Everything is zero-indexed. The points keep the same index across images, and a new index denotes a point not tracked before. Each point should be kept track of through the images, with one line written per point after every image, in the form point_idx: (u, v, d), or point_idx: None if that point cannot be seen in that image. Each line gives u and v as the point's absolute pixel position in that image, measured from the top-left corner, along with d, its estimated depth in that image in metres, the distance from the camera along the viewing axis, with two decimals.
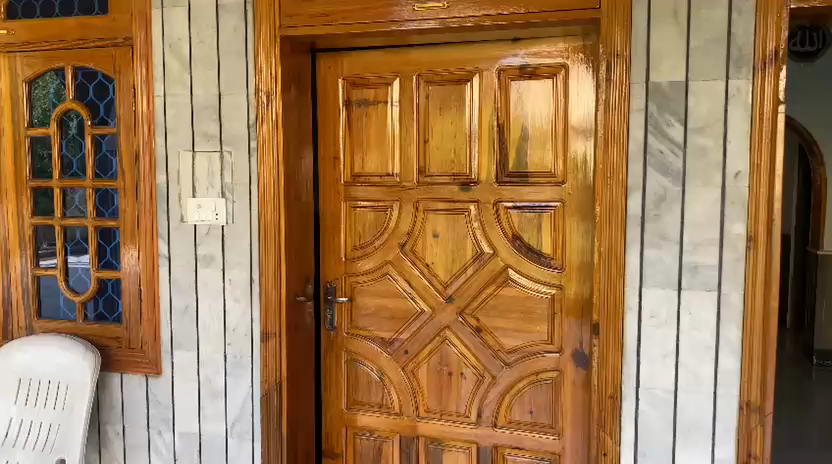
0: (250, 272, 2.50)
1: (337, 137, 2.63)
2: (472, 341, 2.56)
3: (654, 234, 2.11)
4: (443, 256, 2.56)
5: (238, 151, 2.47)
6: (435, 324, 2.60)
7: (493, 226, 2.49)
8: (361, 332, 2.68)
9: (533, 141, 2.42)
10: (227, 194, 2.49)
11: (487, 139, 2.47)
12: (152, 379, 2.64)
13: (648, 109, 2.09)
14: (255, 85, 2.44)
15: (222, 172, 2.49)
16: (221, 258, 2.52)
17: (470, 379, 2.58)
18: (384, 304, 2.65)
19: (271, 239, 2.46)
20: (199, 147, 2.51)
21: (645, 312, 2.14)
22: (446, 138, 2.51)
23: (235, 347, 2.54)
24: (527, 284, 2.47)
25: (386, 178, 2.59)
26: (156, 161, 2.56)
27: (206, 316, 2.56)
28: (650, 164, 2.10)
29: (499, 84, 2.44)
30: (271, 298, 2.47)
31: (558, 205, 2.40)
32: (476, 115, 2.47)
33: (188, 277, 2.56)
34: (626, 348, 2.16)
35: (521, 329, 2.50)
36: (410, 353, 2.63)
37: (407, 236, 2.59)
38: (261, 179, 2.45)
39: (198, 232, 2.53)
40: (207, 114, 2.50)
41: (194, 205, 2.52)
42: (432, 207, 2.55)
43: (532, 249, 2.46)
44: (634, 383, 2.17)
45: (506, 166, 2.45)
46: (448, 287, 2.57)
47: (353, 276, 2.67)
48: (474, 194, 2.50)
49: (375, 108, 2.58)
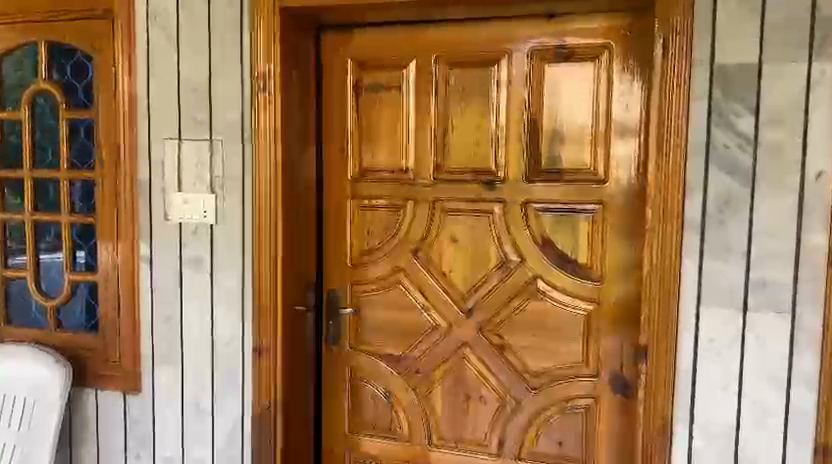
0: (243, 279, 2.19)
1: (344, 126, 2.31)
2: (493, 361, 2.25)
3: (715, 244, 1.80)
4: (462, 264, 2.25)
5: (231, 141, 2.16)
6: (451, 341, 2.29)
7: (521, 231, 2.17)
8: (366, 347, 2.37)
9: (570, 134, 2.10)
10: (216, 189, 2.18)
11: (516, 132, 2.15)
12: (131, 396, 2.34)
13: (712, 96, 1.77)
14: (250, 66, 2.14)
15: (212, 164, 2.18)
16: (208, 262, 2.21)
17: (491, 405, 2.26)
18: (394, 316, 2.33)
19: (267, 242, 2.15)
20: (186, 135, 2.20)
21: (702, 335, 1.82)
22: (468, 130, 2.20)
23: (223, 362, 2.23)
24: (559, 297, 2.15)
25: (400, 174, 2.27)
26: (137, 150, 2.25)
27: (192, 327, 2.25)
28: (712, 161, 1.78)
29: (531, 67, 2.12)
30: (266, 308, 2.17)
31: (598, 208, 2.09)
32: (503, 104, 2.16)
33: (172, 282, 2.25)
34: (679, 377, 1.85)
35: (551, 350, 2.18)
36: (423, 372, 2.32)
37: (421, 239, 2.28)
38: (256, 173, 2.14)
39: (184, 231, 2.22)
40: (196, 97, 2.19)
41: (179, 200, 2.21)
42: (452, 208, 2.23)
43: (565, 258, 2.14)
44: (687, 417, 1.85)
45: (537, 162, 2.14)
46: (467, 299, 2.26)
47: (359, 284, 2.36)
48: (499, 193, 2.18)
49: (388, 94, 2.26)
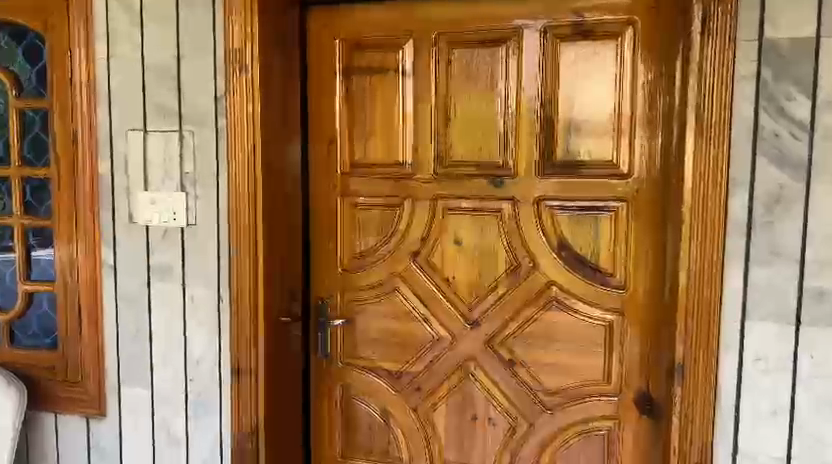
0: (219, 289, 1.93)
1: (333, 115, 2.05)
2: (503, 379, 2.00)
3: (763, 248, 1.56)
4: (467, 269, 2.00)
5: (203, 131, 1.90)
6: (456, 356, 2.04)
7: (533, 232, 1.93)
8: (360, 362, 2.12)
9: (590, 122, 1.85)
10: (187, 187, 1.92)
11: (528, 120, 1.90)
12: (95, 423, 2.07)
13: (761, 77, 1.53)
14: (224, 46, 1.87)
15: (181, 158, 1.92)
16: (180, 270, 1.95)
17: (500, 427, 2.02)
18: (391, 328, 2.08)
19: (245, 247, 1.89)
20: (153, 125, 1.93)
21: (748, 353, 1.59)
22: (473, 118, 1.94)
23: (198, 384, 1.98)
24: (577, 307, 1.91)
25: (395, 169, 2.02)
26: (98, 143, 1.98)
27: (162, 344, 1.99)
28: (759, 151, 1.54)
29: (545, 46, 1.87)
30: (244, 322, 1.91)
31: (621, 206, 1.85)
32: (513, 88, 1.90)
33: (139, 293, 1.99)
34: (720, 401, 1.61)
35: (569, 365, 1.94)
36: (424, 390, 2.07)
37: (421, 242, 2.03)
38: (232, 169, 1.88)
39: (152, 235, 1.96)
40: (163, 82, 1.92)
41: (145, 200, 1.94)
42: (456, 206, 1.98)
43: (584, 263, 1.89)
44: (730, 447, 1.61)
45: (552, 154, 1.88)
46: (473, 309, 2.01)
47: (351, 292, 2.11)
48: (508, 190, 1.93)
49: (382, 78, 2.00)
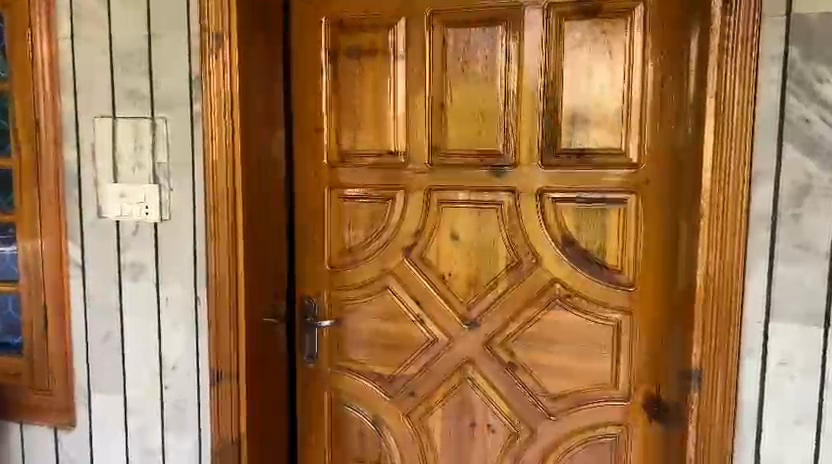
0: (195, 289, 1.78)
1: (319, 100, 1.90)
2: (502, 383, 1.87)
3: (789, 243, 1.44)
4: (464, 265, 1.86)
5: (177, 118, 1.74)
6: (452, 358, 1.90)
7: (536, 225, 1.79)
8: (350, 365, 1.98)
9: (597, 107, 1.71)
10: (160, 179, 1.76)
11: (530, 104, 1.76)
12: (65, 433, 1.92)
13: (788, 56, 1.40)
14: (198, 24, 1.71)
15: (153, 148, 1.76)
16: (153, 268, 1.80)
17: (500, 433, 1.89)
18: (382, 329, 1.94)
19: (224, 244, 1.75)
20: (122, 112, 1.77)
21: (772, 357, 1.46)
22: (471, 103, 1.80)
23: (175, 392, 1.83)
24: (582, 306, 1.78)
25: (386, 158, 1.87)
26: (63, 131, 1.81)
27: (135, 349, 1.84)
28: (786, 137, 1.41)
29: (548, 24, 1.72)
30: (223, 325, 1.77)
31: (630, 198, 1.71)
32: (514, 71, 1.76)
33: (109, 294, 1.84)
34: (740, 409, 1.49)
35: (574, 369, 1.81)
36: (418, 395, 1.94)
37: (415, 237, 1.89)
38: (209, 159, 1.72)
39: (122, 232, 1.80)
40: (132, 64, 1.75)
41: (115, 193, 1.78)
42: (452, 198, 1.84)
43: (590, 259, 1.76)
44: (752, 457, 1.50)
45: (556, 142, 1.75)
46: (470, 308, 1.87)
47: (339, 290, 1.96)
48: (509, 180, 1.79)
49: (372, 60, 1.85)
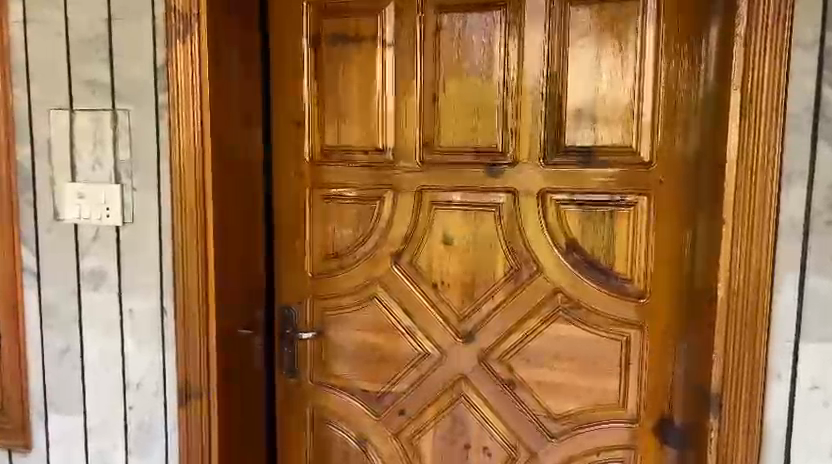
0: (162, 299, 1.62)
1: (300, 92, 1.74)
2: (500, 401, 1.71)
3: (822, 253, 1.30)
4: (458, 273, 1.70)
5: (141, 110, 1.57)
6: (445, 374, 1.74)
7: (537, 229, 1.63)
8: (333, 381, 1.82)
9: (606, 100, 1.55)
10: (122, 177, 1.60)
11: (531, 97, 1.60)
12: (19, 456, 1.75)
13: (825, 45, 1.26)
14: (164, 6, 1.54)
15: (115, 143, 1.59)
16: (116, 276, 1.63)
17: (496, 456, 1.74)
18: (369, 341, 1.78)
19: (193, 249, 1.58)
20: (80, 103, 1.60)
21: (802, 379, 1.32)
22: (466, 96, 1.63)
23: (140, 412, 1.66)
24: (588, 318, 1.62)
25: (374, 155, 1.71)
26: (14, 125, 1.63)
27: (96, 366, 1.67)
28: (821, 135, 1.28)
29: (553, 8, 1.56)
30: (192, 339, 1.61)
31: (641, 200, 1.56)
32: (514, 60, 1.60)
33: (67, 305, 1.67)
34: (766, 436, 1.35)
35: (578, 387, 1.65)
36: (407, 413, 1.78)
37: (404, 241, 1.72)
38: (175, 155, 1.56)
39: (82, 236, 1.63)
40: (92, 50, 1.58)
41: (72, 193, 1.61)
42: (446, 199, 1.68)
43: (597, 267, 1.60)
44: None
45: (560, 139, 1.59)
46: (465, 320, 1.71)
47: (322, 299, 1.80)
48: (507, 180, 1.63)
49: (358, 48, 1.69)
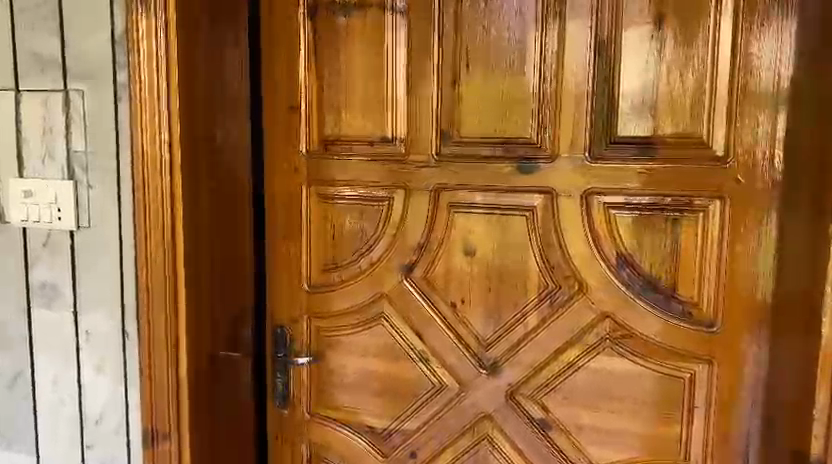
0: (123, 320, 1.37)
1: (293, 71, 1.45)
2: (531, 446, 1.41)
3: None
4: (481, 290, 1.40)
5: (97, 93, 1.31)
6: (465, 412, 1.44)
7: (580, 239, 1.32)
8: (332, 415, 1.53)
9: (670, 79, 1.23)
10: (76, 173, 1.34)
11: (573, 76, 1.28)
12: None
13: None
14: None
15: (67, 131, 1.33)
16: (70, 290, 1.38)
17: None
18: (374, 369, 1.49)
19: (158, 265, 1.33)
20: (26, 84, 1.34)
21: None
22: (493, 76, 1.33)
23: (100, 452, 1.41)
24: (642, 351, 1.30)
25: (381, 148, 1.42)
26: None
27: (51, 398, 1.42)
28: None
29: None
30: (159, 373, 1.36)
31: (713, 204, 1.23)
32: (553, 30, 1.28)
33: (17, 325, 1.41)
34: None
35: (629, 433, 1.34)
36: (420, 456, 1.49)
37: (417, 251, 1.43)
38: (137, 149, 1.30)
39: (31, 242, 1.38)
40: (39, 20, 1.32)
41: (19, 192, 1.36)
42: (467, 201, 1.37)
43: (654, 287, 1.28)
44: None
45: (610, 128, 1.27)
46: (489, 348, 1.41)
47: (320, 318, 1.51)
48: (543, 179, 1.32)
49: (362, 18, 1.39)
